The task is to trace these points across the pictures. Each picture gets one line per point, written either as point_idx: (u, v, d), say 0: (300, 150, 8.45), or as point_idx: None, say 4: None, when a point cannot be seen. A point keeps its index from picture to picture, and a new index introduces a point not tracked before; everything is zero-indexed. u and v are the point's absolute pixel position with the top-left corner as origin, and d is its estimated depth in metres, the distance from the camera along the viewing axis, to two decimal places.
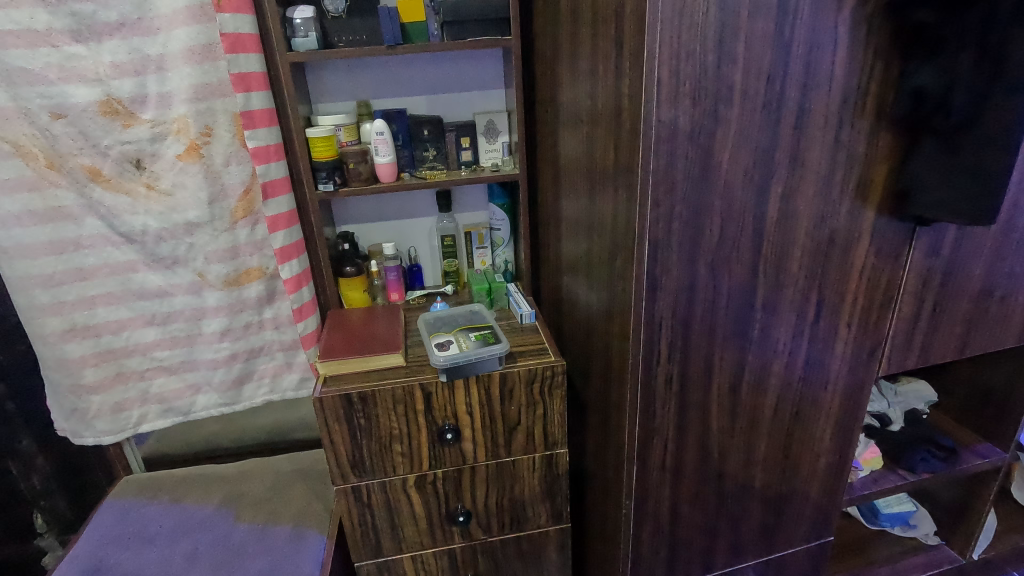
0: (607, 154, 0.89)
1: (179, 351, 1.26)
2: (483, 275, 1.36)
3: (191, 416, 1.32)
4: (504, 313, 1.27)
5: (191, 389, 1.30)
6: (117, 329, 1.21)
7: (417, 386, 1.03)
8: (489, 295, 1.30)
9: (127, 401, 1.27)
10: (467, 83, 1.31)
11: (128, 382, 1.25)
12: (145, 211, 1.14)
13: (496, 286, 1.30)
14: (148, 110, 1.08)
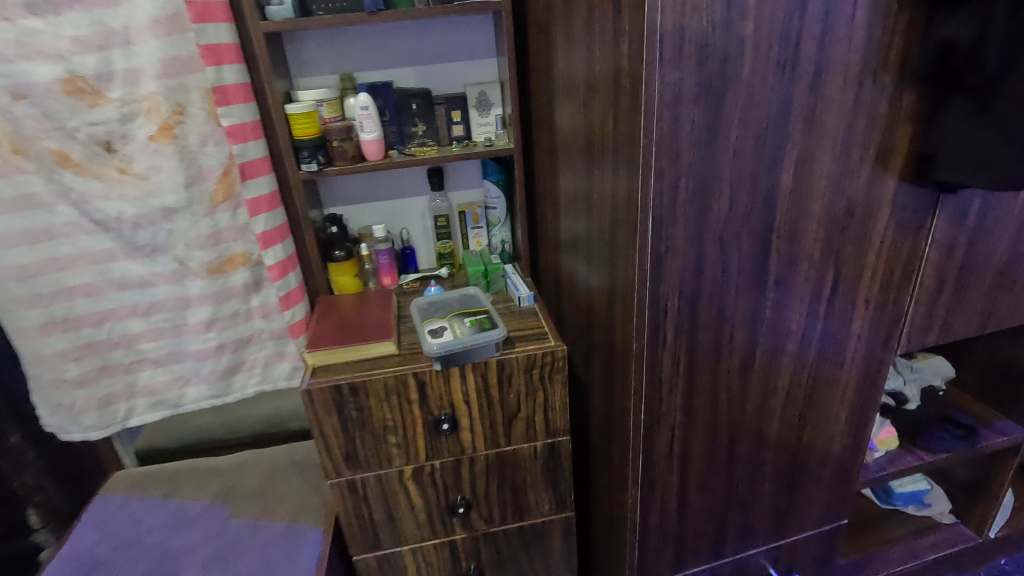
0: (607, 122, 0.82)
1: (165, 342, 1.21)
2: (479, 256, 1.31)
3: (182, 408, 1.28)
4: (501, 295, 1.22)
5: (180, 381, 1.25)
6: (97, 321, 1.15)
7: (411, 375, 0.97)
8: (485, 277, 1.25)
9: (114, 395, 1.22)
10: (457, 53, 1.23)
11: (114, 375, 1.21)
12: (119, 197, 1.08)
13: (492, 268, 1.25)
14: (116, 88, 1.01)
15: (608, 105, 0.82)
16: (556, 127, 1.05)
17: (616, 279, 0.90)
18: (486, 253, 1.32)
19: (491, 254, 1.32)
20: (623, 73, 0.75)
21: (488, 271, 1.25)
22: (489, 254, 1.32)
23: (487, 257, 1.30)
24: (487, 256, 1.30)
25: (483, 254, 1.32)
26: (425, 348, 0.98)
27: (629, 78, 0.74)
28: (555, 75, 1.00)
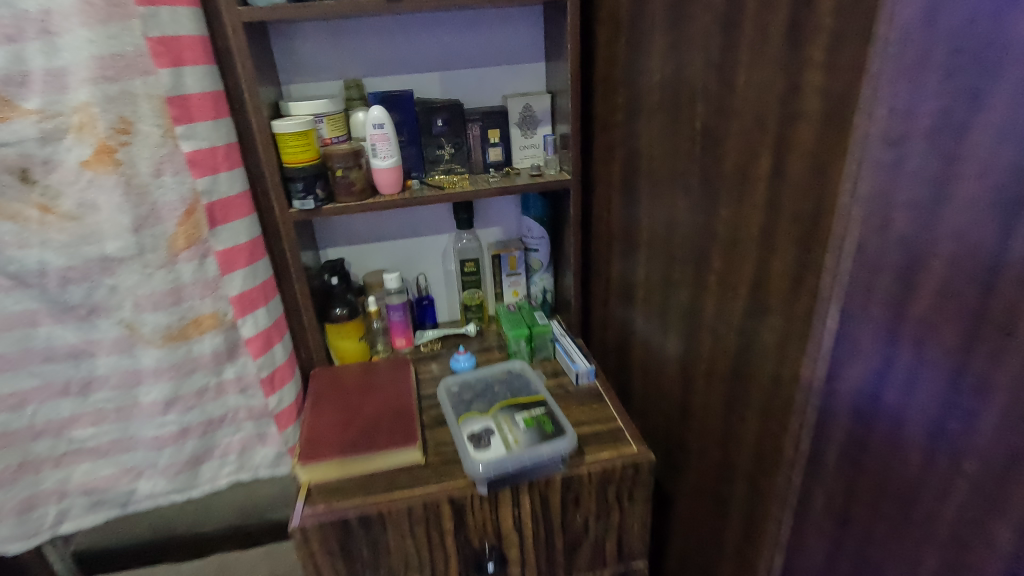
0: (757, 161, 0.55)
1: (110, 427, 0.92)
2: (518, 313, 1.01)
3: (132, 506, 0.98)
4: (552, 368, 0.95)
5: (130, 474, 0.95)
6: (16, 404, 0.85)
7: (445, 501, 0.70)
8: (529, 344, 0.95)
9: (38, 496, 0.91)
10: (496, 56, 0.96)
11: (37, 472, 0.90)
12: (40, 243, 0.78)
13: (538, 331, 0.95)
14: (33, 96, 0.72)
15: (760, 135, 0.55)
16: (640, 156, 0.78)
17: (746, 379, 0.64)
18: (526, 310, 1.02)
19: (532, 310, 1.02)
20: (804, 92, 0.49)
21: (534, 335, 0.95)
22: (531, 310, 1.02)
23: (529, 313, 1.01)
24: (529, 313, 1.01)
25: (523, 309, 1.02)
26: (467, 465, 0.71)
27: (820, 100, 0.47)
28: (645, 88, 0.73)
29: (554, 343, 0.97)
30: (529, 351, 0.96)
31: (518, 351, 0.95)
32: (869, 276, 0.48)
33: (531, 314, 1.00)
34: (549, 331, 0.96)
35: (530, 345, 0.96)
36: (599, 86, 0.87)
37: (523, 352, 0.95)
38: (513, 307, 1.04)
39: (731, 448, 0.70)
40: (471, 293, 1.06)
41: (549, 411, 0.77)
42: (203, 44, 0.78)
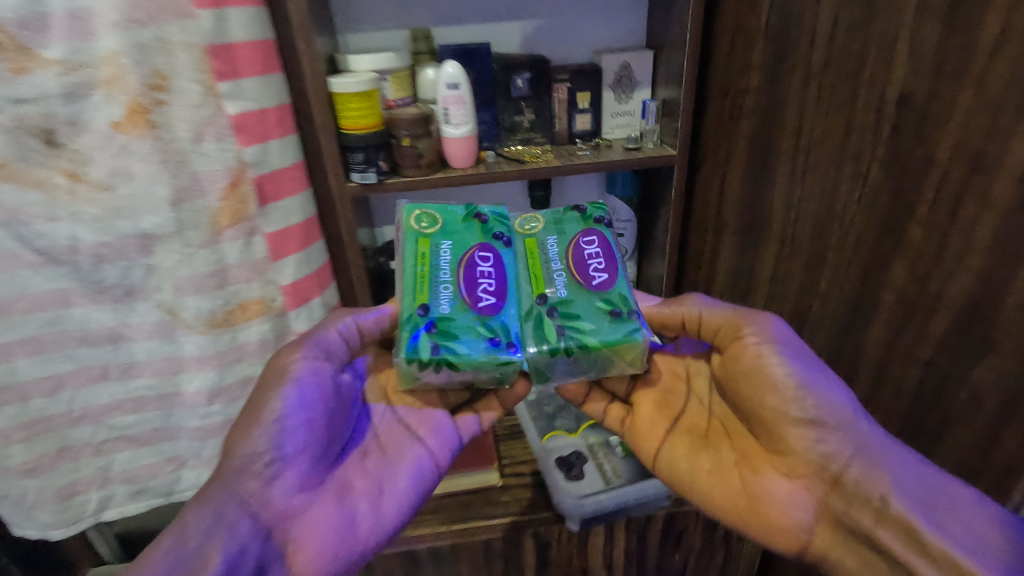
0: (1004, 144, 0.39)
1: (162, 342, 0.80)
2: (420, 276, 0.53)
3: (183, 398, 0.86)
4: (584, 372, 0.52)
5: (162, 336, 0.80)
6: (95, 336, 0.79)
7: (528, 537, 0.61)
8: (623, 312, 0.52)
9: (103, 403, 0.84)
10: (589, 2, 0.80)
11: (97, 411, 0.84)
12: (71, 216, 0.69)
13: (624, 298, 0.53)
14: (54, 43, 0.61)
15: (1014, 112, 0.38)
16: (783, 129, 0.61)
17: (933, 425, 0.50)
18: (441, 216, 0.57)
19: (594, 215, 0.59)
20: None
21: (455, 282, 0.53)
22: (528, 231, 0.58)
23: (592, 272, 0.55)
24: (578, 246, 0.56)
25: (597, 270, 0.55)
26: (556, 498, 0.61)
27: None
28: (803, 39, 0.56)
29: (638, 333, 0.50)
30: (535, 308, 0.52)
31: (458, 327, 0.50)
32: None
33: (482, 222, 0.57)
34: (641, 316, 0.52)
35: (554, 304, 0.52)
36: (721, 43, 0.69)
37: (468, 329, 0.50)
38: (595, 248, 0.56)
39: None
40: (419, 221, 0.56)
41: None
42: (264, 49, 0.70)
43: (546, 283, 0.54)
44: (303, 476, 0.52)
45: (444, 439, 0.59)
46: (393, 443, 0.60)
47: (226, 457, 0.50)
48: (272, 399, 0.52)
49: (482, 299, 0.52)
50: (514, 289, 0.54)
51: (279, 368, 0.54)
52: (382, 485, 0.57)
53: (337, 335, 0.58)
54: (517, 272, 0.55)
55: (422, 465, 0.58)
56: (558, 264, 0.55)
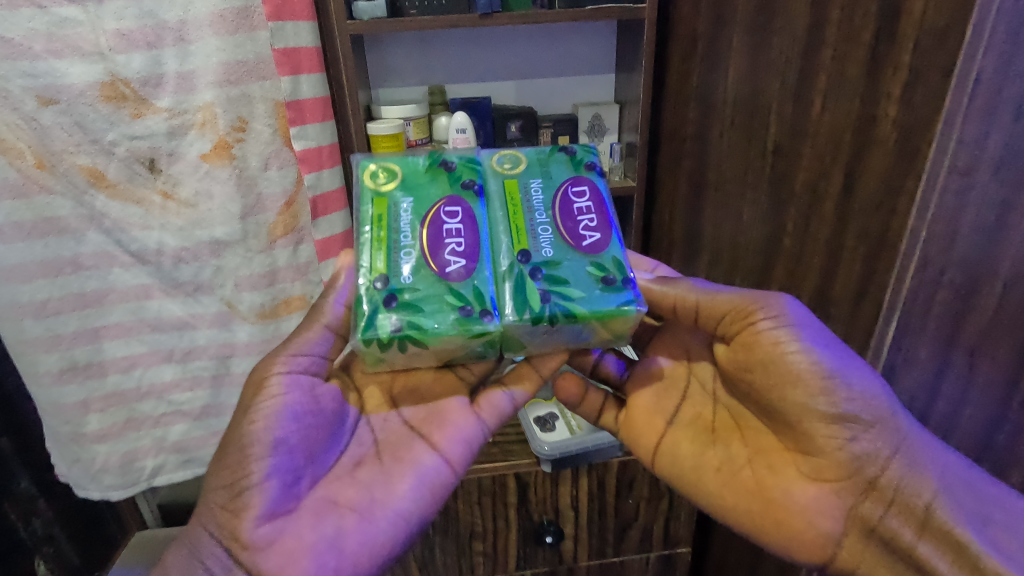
0: (827, 179, 0.59)
1: (217, 329, 0.98)
2: (378, 244, 0.50)
3: (227, 380, 1.02)
4: (555, 341, 0.51)
5: (218, 325, 0.97)
6: (164, 324, 0.95)
7: (512, 476, 0.78)
8: (615, 279, 0.48)
9: (160, 383, 0.99)
10: (568, 66, 1.02)
11: (160, 390, 0.99)
12: (160, 226, 0.89)
13: (617, 262, 0.50)
14: (165, 96, 0.82)
15: (831, 158, 0.58)
16: (708, 166, 0.82)
17: None
18: (400, 169, 0.54)
19: (585, 160, 0.56)
20: (878, 122, 0.52)
21: (418, 246, 0.50)
22: (510, 172, 0.55)
23: (583, 230, 0.51)
24: (565, 195, 0.53)
25: (588, 228, 0.51)
26: (534, 445, 0.78)
27: (894, 131, 0.50)
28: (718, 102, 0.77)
29: (631, 305, 0.47)
30: (517, 265, 0.49)
31: (421, 297, 0.48)
32: (931, 290, 0.55)
33: (448, 171, 0.54)
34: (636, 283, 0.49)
35: (538, 264, 0.49)
36: (667, 100, 0.90)
37: (434, 299, 0.48)
38: (586, 201, 0.53)
39: None
40: (376, 176, 0.53)
41: None
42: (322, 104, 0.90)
43: (529, 238, 0.51)
44: (280, 495, 0.51)
45: (459, 438, 0.58)
46: (397, 447, 0.57)
47: (209, 487, 0.52)
48: (251, 414, 0.52)
49: (450, 262, 0.49)
50: (485, 247, 0.51)
51: (259, 382, 0.53)
52: (377, 495, 0.55)
53: (322, 341, 0.56)
54: (495, 219, 0.52)
55: (428, 473, 0.56)
56: (544, 216, 0.52)
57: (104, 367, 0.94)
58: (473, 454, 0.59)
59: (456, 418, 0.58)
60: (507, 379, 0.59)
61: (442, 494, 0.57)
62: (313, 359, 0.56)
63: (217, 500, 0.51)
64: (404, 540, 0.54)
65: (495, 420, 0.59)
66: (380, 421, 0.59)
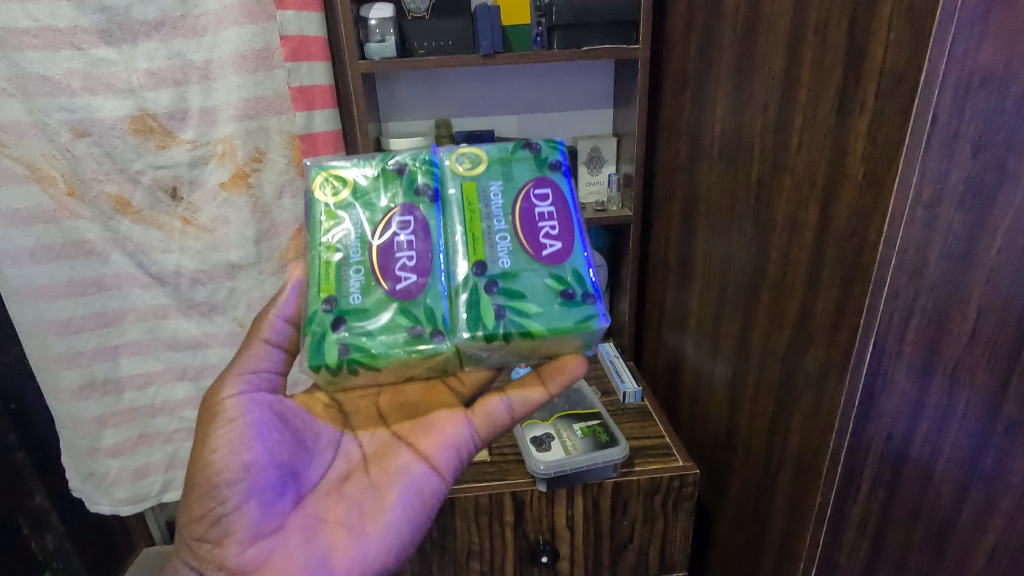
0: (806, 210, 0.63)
1: (228, 348, 1.02)
2: (329, 262, 0.54)
3: None
4: (516, 354, 0.54)
5: (231, 344, 1.01)
6: (179, 342, 1.00)
7: (509, 495, 0.80)
8: (575, 293, 0.53)
9: (172, 399, 1.03)
10: (568, 101, 1.07)
11: (172, 407, 1.03)
12: (179, 249, 0.94)
13: (574, 273, 0.54)
14: (188, 129, 0.88)
15: (809, 190, 0.63)
16: (701, 196, 0.85)
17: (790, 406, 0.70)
18: (350, 179, 0.57)
19: (549, 158, 0.58)
20: (848, 156, 0.56)
21: (369, 263, 0.54)
22: (470, 173, 0.57)
23: (543, 238, 0.55)
24: (526, 199, 0.56)
25: (549, 237, 0.55)
26: (530, 464, 0.80)
27: (863, 166, 0.54)
28: (708, 136, 0.81)
29: (587, 319, 0.51)
30: (472, 279, 0.53)
31: (370, 319, 0.52)
32: (903, 317, 0.55)
33: (402, 176, 0.56)
34: (597, 292, 0.53)
35: (494, 276, 0.53)
36: (663, 134, 0.95)
37: (386, 317, 0.52)
38: (549, 206, 0.56)
39: (772, 469, 0.76)
40: (328, 189, 0.56)
41: (603, 425, 0.87)
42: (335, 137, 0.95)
43: (487, 248, 0.54)
44: (262, 517, 0.54)
45: (446, 445, 0.59)
46: (383, 458, 0.59)
47: (185, 522, 0.54)
48: (212, 443, 0.54)
49: (403, 279, 0.53)
50: (440, 258, 0.54)
51: (213, 409, 0.55)
52: (365, 509, 0.57)
53: (269, 356, 0.59)
54: (450, 229, 0.55)
55: (417, 481, 0.58)
56: (504, 223, 0.55)
57: (120, 383, 0.98)
58: (463, 459, 0.60)
59: (446, 426, 0.59)
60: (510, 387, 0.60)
61: (434, 501, 0.59)
62: (264, 376, 0.59)
63: (197, 531, 0.54)
64: (399, 549, 0.56)
65: (488, 427, 0.59)
66: (367, 437, 0.61)
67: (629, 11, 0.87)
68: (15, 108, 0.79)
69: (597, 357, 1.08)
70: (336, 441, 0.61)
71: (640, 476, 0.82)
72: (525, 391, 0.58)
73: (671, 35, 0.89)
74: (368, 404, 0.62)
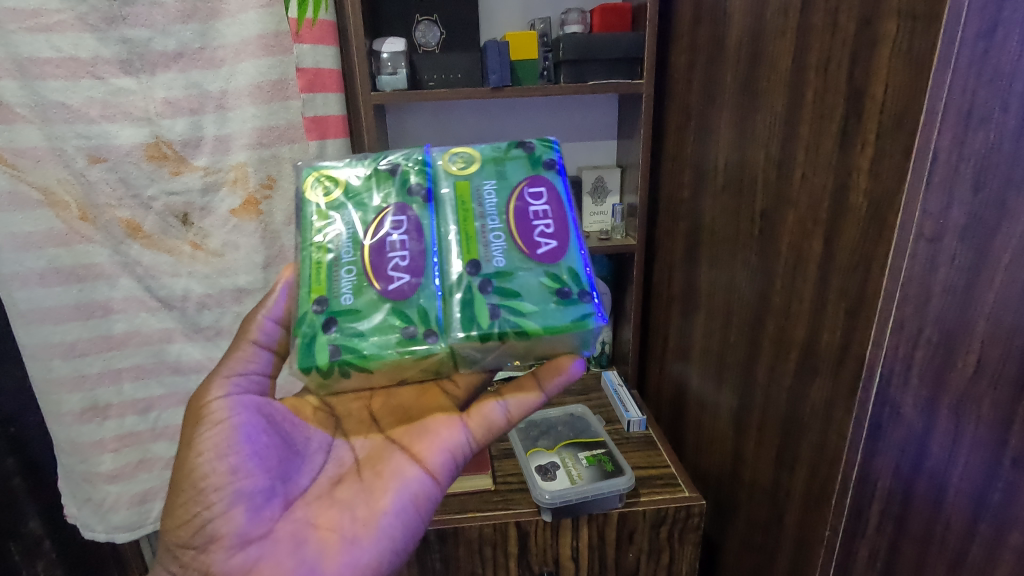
0: (810, 242, 0.64)
1: None
2: (321, 263, 0.54)
3: None
4: (511, 355, 0.55)
5: None
6: (182, 367, 1.00)
7: (513, 524, 0.79)
8: (570, 291, 0.53)
9: (174, 424, 1.02)
10: (573, 132, 1.10)
11: (172, 432, 1.02)
12: (188, 273, 0.94)
13: (570, 271, 0.54)
14: (202, 156, 0.90)
15: (812, 223, 0.64)
16: (705, 226, 0.87)
17: (796, 435, 0.71)
18: (342, 180, 0.58)
19: (543, 157, 0.58)
20: (850, 191, 0.58)
21: (360, 262, 0.54)
22: (463, 172, 0.58)
23: (538, 237, 0.55)
24: (521, 197, 0.56)
25: (544, 236, 0.55)
26: (535, 493, 0.80)
27: (865, 201, 0.56)
28: (712, 168, 0.83)
29: (582, 318, 0.52)
30: (465, 279, 0.53)
31: (362, 319, 0.52)
32: (909, 348, 0.55)
33: (395, 177, 0.57)
34: (592, 290, 0.54)
35: (489, 276, 0.53)
36: (667, 165, 0.97)
37: (378, 317, 0.52)
38: (543, 204, 0.57)
39: (780, 500, 0.75)
40: (320, 189, 0.57)
41: (608, 454, 0.87)
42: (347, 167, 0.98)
43: (481, 248, 0.55)
44: (250, 522, 0.53)
45: (440, 448, 0.58)
46: (376, 462, 0.59)
47: (168, 529, 0.54)
48: (198, 446, 0.54)
49: (396, 279, 0.53)
50: (433, 258, 0.55)
51: (200, 411, 0.55)
52: (357, 513, 0.56)
53: (258, 359, 0.59)
54: (442, 228, 0.56)
55: (411, 485, 0.57)
56: (497, 222, 0.56)
57: (122, 407, 0.97)
58: (459, 464, 0.59)
59: (440, 430, 0.59)
60: (506, 390, 0.60)
61: (428, 506, 0.58)
62: (252, 379, 0.59)
63: (181, 537, 0.53)
64: (392, 556, 0.55)
65: (484, 431, 0.59)
66: (359, 441, 0.61)
67: (633, 49, 0.90)
68: (34, 135, 0.81)
69: (600, 386, 1.08)
70: (328, 446, 0.61)
71: (646, 506, 0.81)
72: (520, 394, 0.58)
73: (674, 70, 0.92)
74: (360, 408, 0.63)
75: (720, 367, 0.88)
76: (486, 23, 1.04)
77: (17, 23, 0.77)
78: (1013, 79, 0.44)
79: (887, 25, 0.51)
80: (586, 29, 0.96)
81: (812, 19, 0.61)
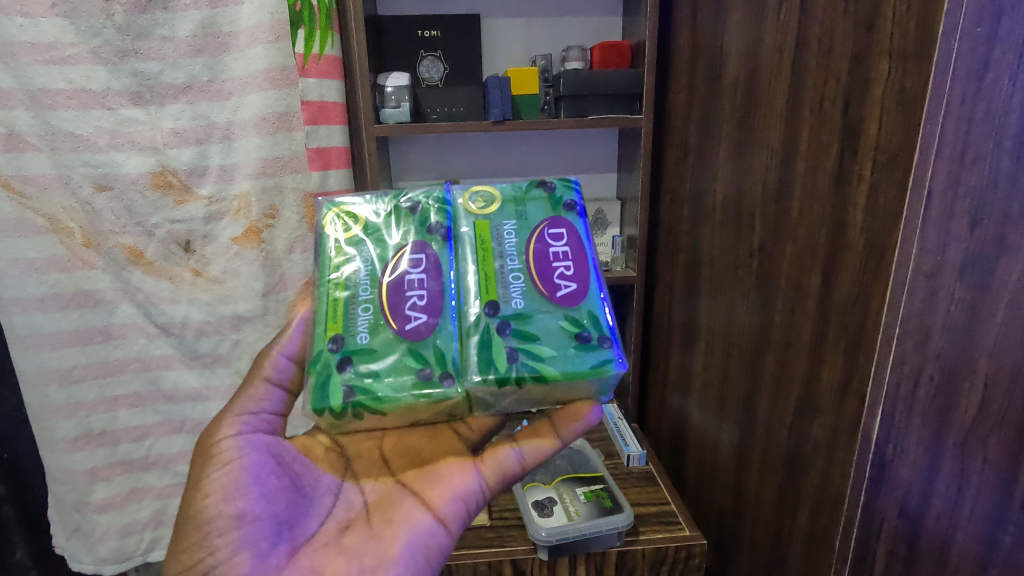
0: (808, 276, 0.64)
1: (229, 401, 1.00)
2: (338, 300, 0.54)
3: None
4: (528, 401, 0.54)
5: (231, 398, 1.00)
6: (178, 395, 0.99)
7: (508, 563, 0.77)
8: (590, 336, 0.53)
9: (166, 453, 1.01)
10: (573, 165, 1.11)
11: (165, 461, 1.01)
12: (188, 300, 0.95)
13: (590, 315, 0.54)
14: (206, 185, 0.91)
15: (811, 257, 0.64)
16: (705, 258, 0.87)
17: (797, 474, 0.69)
18: (363, 216, 0.58)
19: (564, 198, 0.59)
20: (847, 228, 0.58)
21: (377, 301, 0.54)
22: (483, 211, 0.58)
23: (558, 279, 0.55)
24: (542, 238, 0.57)
25: (564, 278, 0.55)
26: (530, 531, 0.78)
27: (862, 238, 0.56)
28: (710, 202, 0.84)
29: (602, 365, 0.51)
30: (484, 322, 0.53)
31: (376, 359, 0.52)
32: (910, 387, 0.54)
33: (416, 213, 0.58)
34: (613, 336, 0.53)
35: (507, 317, 0.53)
36: (666, 198, 0.98)
37: (394, 357, 0.52)
38: (563, 245, 0.57)
39: (782, 541, 0.73)
40: (340, 225, 0.57)
41: (607, 490, 0.85)
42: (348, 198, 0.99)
43: (500, 288, 0.55)
44: (255, 569, 0.51)
45: (453, 495, 0.56)
46: (386, 508, 0.57)
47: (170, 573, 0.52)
48: (206, 488, 0.53)
49: (413, 318, 0.53)
50: (451, 297, 0.55)
51: (209, 451, 0.55)
52: (366, 562, 0.53)
53: (270, 397, 0.59)
54: (462, 267, 0.56)
55: (421, 534, 0.55)
56: (517, 263, 0.56)
57: (115, 435, 0.96)
58: (471, 512, 0.57)
59: (453, 476, 0.57)
60: (521, 437, 0.59)
61: (437, 557, 0.55)
62: (263, 417, 0.59)
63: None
64: None
65: (496, 478, 0.57)
66: (369, 485, 0.59)
67: (632, 85, 0.92)
68: (43, 163, 0.82)
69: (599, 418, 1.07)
70: (336, 488, 0.59)
71: (645, 546, 0.79)
72: (536, 440, 0.57)
73: (673, 105, 0.93)
74: (371, 449, 0.61)
75: (721, 402, 0.86)
76: (489, 59, 1.06)
77: (32, 55, 0.79)
78: (1005, 119, 0.45)
79: (879, 65, 0.52)
80: (587, 66, 0.99)
81: (806, 59, 0.62)
